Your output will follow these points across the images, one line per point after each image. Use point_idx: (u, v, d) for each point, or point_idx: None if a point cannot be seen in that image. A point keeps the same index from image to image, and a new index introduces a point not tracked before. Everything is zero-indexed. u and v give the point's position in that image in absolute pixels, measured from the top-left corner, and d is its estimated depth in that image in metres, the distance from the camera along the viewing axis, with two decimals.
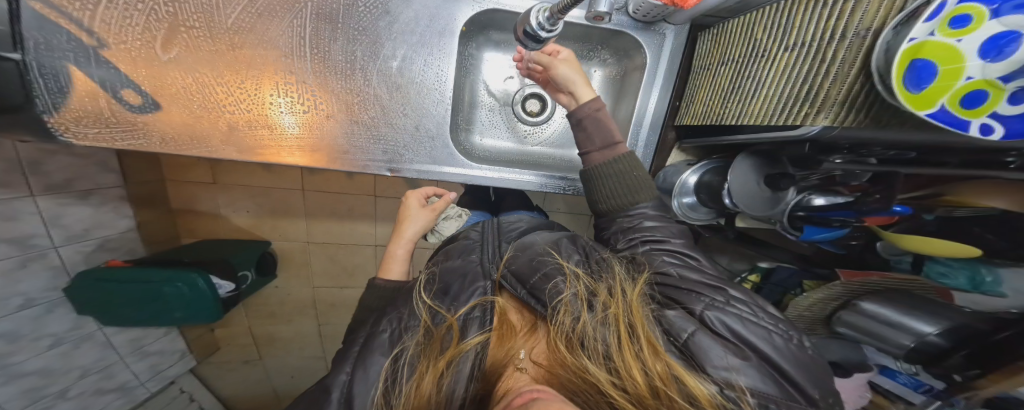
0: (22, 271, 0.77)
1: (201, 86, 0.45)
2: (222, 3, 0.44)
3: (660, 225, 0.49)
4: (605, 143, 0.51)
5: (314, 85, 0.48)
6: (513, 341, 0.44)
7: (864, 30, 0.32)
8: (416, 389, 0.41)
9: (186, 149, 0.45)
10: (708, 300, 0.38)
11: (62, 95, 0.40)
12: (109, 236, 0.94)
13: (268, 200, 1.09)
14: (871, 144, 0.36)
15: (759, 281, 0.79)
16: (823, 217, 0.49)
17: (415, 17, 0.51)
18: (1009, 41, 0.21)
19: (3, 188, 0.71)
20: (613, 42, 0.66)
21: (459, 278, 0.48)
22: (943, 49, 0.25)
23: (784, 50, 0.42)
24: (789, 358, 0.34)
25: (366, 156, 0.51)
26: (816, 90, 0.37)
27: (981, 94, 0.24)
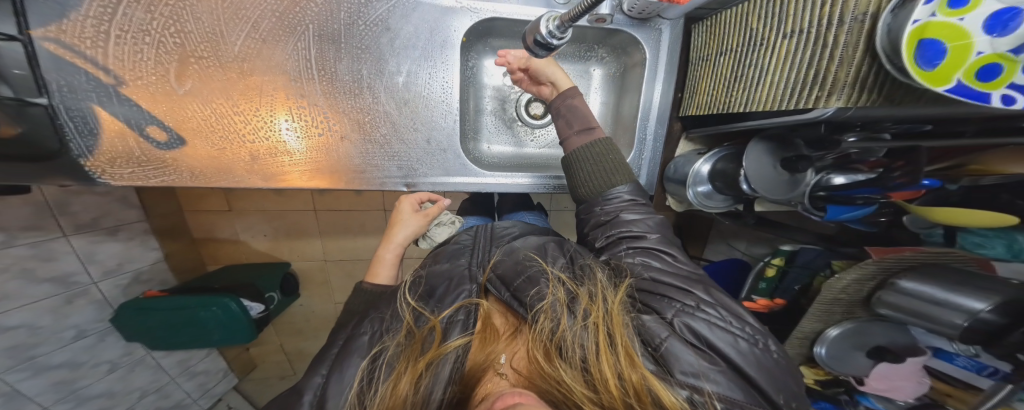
0: (69, 307, 0.84)
1: (220, 117, 0.46)
2: (227, 30, 0.44)
3: (639, 219, 0.48)
4: (581, 127, 0.55)
5: (324, 108, 0.49)
6: (494, 343, 0.45)
7: (862, 15, 0.33)
8: (389, 394, 0.42)
9: (216, 181, 0.47)
10: (682, 305, 0.40)
11: (93, 137, 0.42)
12: (141, 268, 1.00)
13: (283, 224, 1.12)
14: (885, 119, 0.37)
15: (783, 264, 0.78)
16: (846, 196, 0.47)
17: (415, 32, 0.51)
18: (1013, 15, 0.23)
19: (36, 231, 0.76)
20: (609, 41, 0.67)
21: (449, 280, 0.50)
22: (947, 27, 0.26)
23: (783, 38, 0.42)
24: (750, 362, 0.36)
25: (383, 173, 0.53)
26: (823, 73, 0.37)
27: (995, 67, 0.24)
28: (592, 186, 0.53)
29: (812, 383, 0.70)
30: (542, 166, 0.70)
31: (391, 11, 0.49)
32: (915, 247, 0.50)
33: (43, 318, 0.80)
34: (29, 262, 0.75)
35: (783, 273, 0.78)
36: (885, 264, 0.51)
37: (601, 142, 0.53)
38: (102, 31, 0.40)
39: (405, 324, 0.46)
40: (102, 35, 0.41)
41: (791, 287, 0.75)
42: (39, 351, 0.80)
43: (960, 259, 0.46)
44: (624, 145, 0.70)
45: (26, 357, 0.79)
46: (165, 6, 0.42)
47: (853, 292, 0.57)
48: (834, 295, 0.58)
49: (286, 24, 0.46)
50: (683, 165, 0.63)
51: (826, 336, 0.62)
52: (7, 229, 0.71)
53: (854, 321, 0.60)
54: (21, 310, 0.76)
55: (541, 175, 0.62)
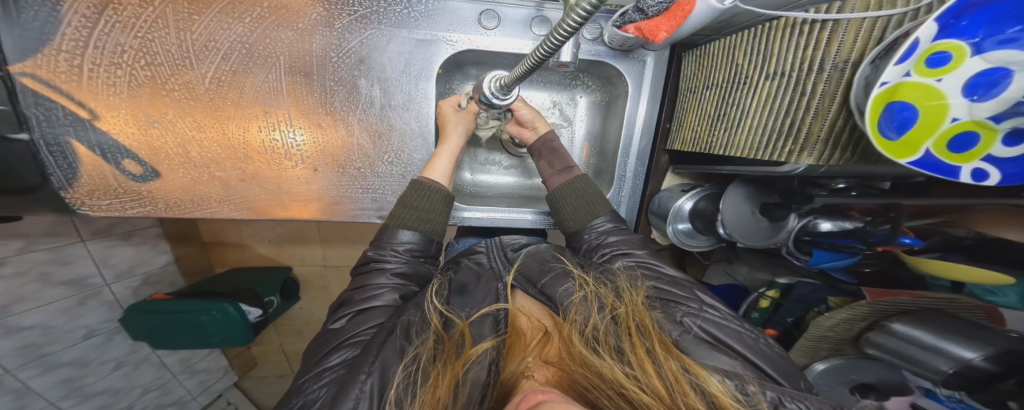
0: (81, 308, 0.88)
1: (190, 147, 0.47)
2: (198, 60, 0.45)
3: (622, 238, 0.52)
4: (561, 167, 0.58)
5: (306, 136, 0.50)
6: (524, 350, 0.41)
7: (842, 63, 0.31)
8: (430, 397, 0.37)
9: (188, 212, 0.48)
10: (687, 307, 0.41)
11: (72, 171, 0.44)
12: (151, 270, 1.02)
13: (287, 230, 1.14)
14: (857, 174, 0.35)
15: (779, 297, 0.73)
16: (831, 243, 0.45)
17: (391, 62, 0.51)
18: (998, 78, 0.20)
19: (55, 237, 0.80)
20: (593, 70, 0.66)
21: (477, 279, 0.50)
22: (920, 89, 0.23)
23: (764, 80, 0.40)
24: (762, 356, 0.36)
25: (357, 205, 0.53)
26: (798, 125, 0.35)
27: (970, 135, 0.22)
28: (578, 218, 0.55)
29: None
30: (539, 196, 0.74)
31: (364, 43, 0.49)
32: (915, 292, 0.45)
33: (55, 319, 0.84)
34: (46, 266, 0.80)
35: (777, 305, 0.74)
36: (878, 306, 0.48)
37: (582, 178, 0.57)
38: (75, 65, 0.42)
39: (433, 329, 0.42)
40: (75, 69, 0.42)
41: (785, 319, 0.70)
42: (48, 350, 0.84)
43: (963, 307, 0.41)
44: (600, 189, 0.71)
45: (37, 355, 0.83)
46: (134, 37, 0.43)
47: (843, 331, 0.54)
48: (822, 333, 0.55)
49: (255, 56, 0.46)
50: (665, 199, 0.62)
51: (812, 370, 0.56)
52: (28, 236, 0.76)
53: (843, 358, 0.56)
54: (36, 311, 0.80)
55: (542, 211, 0.68)
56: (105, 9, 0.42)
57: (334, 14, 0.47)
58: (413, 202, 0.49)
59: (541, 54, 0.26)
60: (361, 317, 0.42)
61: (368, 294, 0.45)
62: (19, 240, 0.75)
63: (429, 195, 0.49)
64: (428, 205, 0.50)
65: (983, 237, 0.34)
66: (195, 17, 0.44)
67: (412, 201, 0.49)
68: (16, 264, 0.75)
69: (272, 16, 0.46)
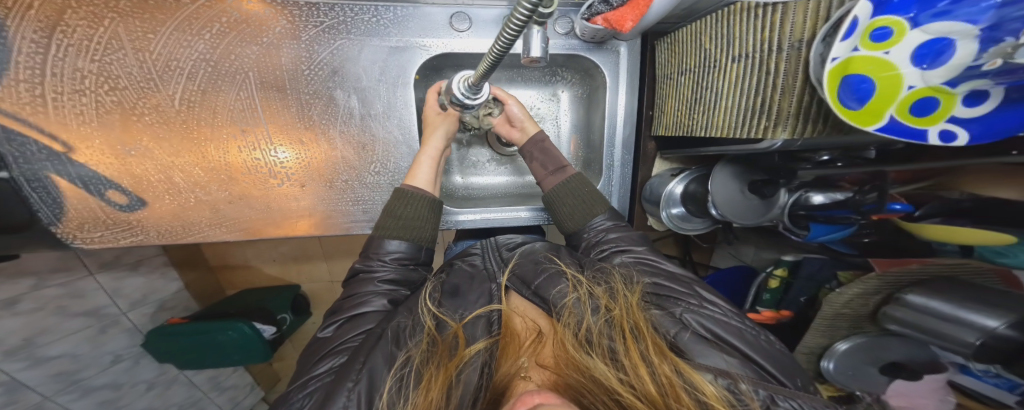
0: (103, 336, 0.90)
1: (169, 172, 0.47)
2: (162, 82, 0.45)
3: (622, 235, 0.52)
4: (555, 168, 0.57)
5: (290, 152, 0.50)
6: (518, 353, 0.41)
7: (797, 42, 0.31)
8: (422, 398, 0.38)
9: (181, 237, 0.49)
10: (687, 304, 0.41)
11: (57, 204, 0.45)
12: (164, 297, 1.03)
13: (290, 248, 1.15)
14: (840, 144, 0.34)
15: (786, 275, 0.73)
16: (827, 216, 0.44)
17: (365, 71, 0.50)
18: (942, 46, 0.21)
19: (64, 272, 0.80)
20: (571, 64, 0.66)
21: (469, 282, 0.49)
22: (872, 62, 0.24)
23: (729, 61, 0.40)
24: (763, 352, 0.36)
25: (348, 218, 0.53)
26: (770, 104, 0.35)
27: (930, 100, 0.23)
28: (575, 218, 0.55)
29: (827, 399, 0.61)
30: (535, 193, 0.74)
31: (335, 54, 0.49)
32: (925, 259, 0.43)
33: (82, 347, 0.86)
34: (62, 300, 0.80)
35: (786, 284, 0.74)
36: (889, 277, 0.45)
37: (576, 177, 0.56)
38: (37, 95, 0.42)
39: (426, 331, 0.42)
40: (39, 99, 0.42)
41: (797, 298, 0.69)
42: (82, 375, 0.88)
43: (976, 271, 0.38)
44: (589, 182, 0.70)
45: (72, 380, 0.86)
46: (90, 61, 0.43)
47: (858, 306, 0.50)
48: (837, 310, 0.52)
49: (221, 73, 0.46)
50: (657, 185, 0.61)
51: (834, 351, 0.55)
52: (37, 273, 0.75)
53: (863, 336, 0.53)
54: (59, 342, 0.81)
55: (540, 207, 0.67)
56: (54, 31, 0.41)
57: (298, 25, 0.47)
58: (398, 210, 0.49)
59: (500, 47, 0.25)
60: (350, 324, 0.43)
61: (358, 301, 0.45)
62: (30, 278, 0.75)
63: (413, 202, 0.50)
64: (414, 214, 0.50)
65: (980, 198, 0.33)
66: (151, 36, 0.44)
67: (395, 210, 0.49)
68: (30, 301, 0.75)
69: (233, 31, 0.45)
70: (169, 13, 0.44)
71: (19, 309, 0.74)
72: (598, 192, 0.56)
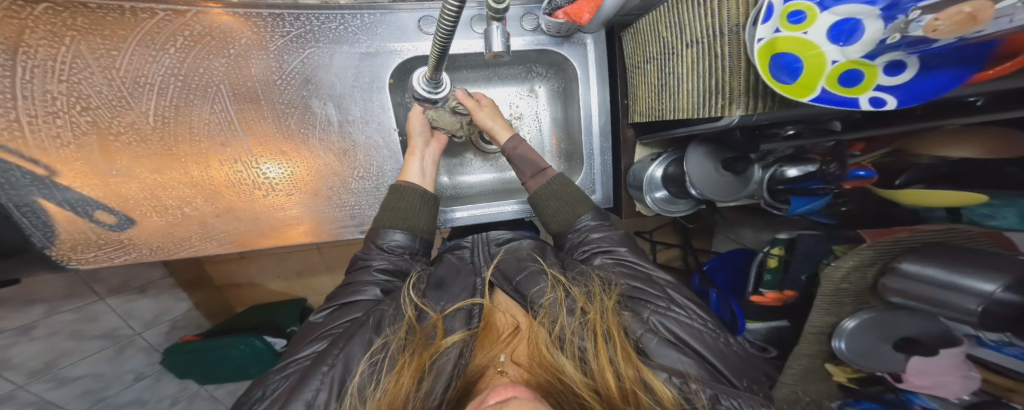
0: (122, 355, 0.93)
1: (153, 191, 0.48)
2: (134, 101, 0.46)
3: (605, 234, 0.52)
4: (534, 171, 0.56)
5: (279, 167, 0.51)
6: (494, 344, 0.45)
7: (735, 27, 0.35)
8: (394, 384, 0.41)
9: (174, 252, 0.49)
10: (655, 306, 0.44)
11: (48, 227, 0.44)
12: (176, 316, 1.06)
13: (293, 263, 1.16)
14: (791, 115, 0.35)
15: (784, 254, 0.73)
16: (802, 189, 0.45)
17: (339, 78, 0.52)
18: (852, 25, 0.25)
19: (74, 298, 0.80)
20: (543, 59, 0.66)
21: (455, 275, 0.50)
22: (795, 41, 0.28)
23: (687, 46, 0.43)
24: (718, 354, 0.40)
25: (338, 224, 0.54)
26: (723, 83, 0.38)
27: (855, 72, 0.26)
28: (560, 220, 0.55)
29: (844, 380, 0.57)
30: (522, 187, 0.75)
31: (305, 63, 0.50)
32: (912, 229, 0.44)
33: (101, 366, 0.89)
34: (76, 325, 0.81)
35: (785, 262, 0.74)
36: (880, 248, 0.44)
37: (558, 179, 0.56)
38: (12, 119, 0.41)
39: (406, 319, 0.44)
40: (14, 124, 0.41)
41: (797, 277, 0.70)
42: (108, 392, 0.93)
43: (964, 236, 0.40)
44: (573, 174, 0.71)
45: (100, 398, 0.92)
46: (58, 82, 0.43)
47: (857, 280, 0.48)
48: (835, 285, 0.49)
49: (192, 87, 0.47)
50: (639, 170, 0.61)
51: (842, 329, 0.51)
52: (47, 300, 0.76)
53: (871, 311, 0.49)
54: (80, 363, 0.85)
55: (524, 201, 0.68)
56: (16, 53, 0.41)
57: (265, 36, 0.48)
58: (392, 202, 0.52)
59: (444, 33, 0.28)
60: (339, 311, 0.45)
61: (353, 289, 0.47)
62: (41, 305, 0.75)
63: (407, 196, 0.52)
64: (406, 204, 0.52)
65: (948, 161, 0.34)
66: (114, 52, 0.44)
67: (389, 201, 0.52)
68: (44, 328, 0.76)
69: (198, 43, 0.46)
70: (130, 28, 0.44)
71: (35, 335, 0.75)
72: (582, 194, 0.56)
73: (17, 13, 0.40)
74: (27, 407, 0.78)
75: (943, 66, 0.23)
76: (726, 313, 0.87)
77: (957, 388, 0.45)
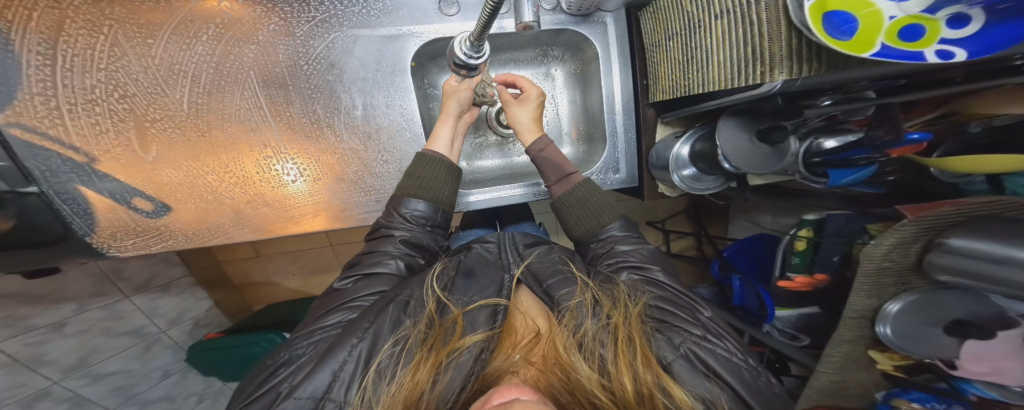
0: (149, 353, 0.96)
1: (191, 178, 0.49)
2: (169, 88, 0.47)
3: (634, 249, 0.52)
4: (559, 176, 0.56)
5: (307, 159, 0.52)
6: (514, 346, 0.42)
7: None
8: (410, 380, 0.40)
9: (207, 240, 0.50)
10: (690, 335, 0.42)
11: (90, 216, 0.46)
12: (198, 315, 1.07)
13: (309, 260, 1.18)
14: (831, 81, 0.34)
15: (812, 235, 0.72)
16: (842, 160, 0.43)
17: (361, 64, 0.52)
18: None
19: (102, 297, 0.82)
20: (560, 41, 0.66)
21: (484, 265, 0.53)
22: None
23: (716, 17, 0.42)
24: (754, 392, 0.38)
25: (363, 209, 0.55)
26: (761, 50, 0.36)
27: (916, 27, 0.25)
28: (583, 229, 0.55)
29: (889, 368, 0.62)
30: (530, 173, 0.74)
31: (330, 47, 0.50)
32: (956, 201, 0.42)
33: (132, 364, 0.92)
34: (104, 322, 0.84)
35: (814, 244, 0.72)
36: (924, 222, 0.42)
37: (583, 186, 0.55)
38: (53, 108, 0.43)
39: (427, 313, 0.45)
40: (55, 112, 0.43)
41: (829, 259, 0.69)
42: (138, 389, 0.96)
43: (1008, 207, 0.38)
44: (592, 157, 0.70)
45: (130, 394, 0.95)
46: (97, 71, 0.44)
47: (901, 258, 0.48)
48: (879, 265, 0.49)
49: (225, 73, 0.47)
50: (662, 150, 0.60)
51: (885, 313, 0.53)
52: (78, 298, 0.78)
53: (915, 292, 0.51)
54: (111, 360, 0.87)
55: (536, 183, 0.68)
56: (57, 42, 0.42)
57: (291, 21, 0.48)
58: (416, 171, 0.52)
59: (490, 7, 0.29)
60: (364, 283, 0.46)
61: (375, 259, 0.48)
62: (71, 303, 0.77)
63: (431, 165, 0.52)
64: (431, 174, 0.52)
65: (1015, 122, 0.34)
66: (149, 41, 0.45)
67: (414, 170, 0.51)
68: (76, 324, 0.79)
69: (229, 31, 0.47)
70: (164, 16, 0.45)
71: (67, 332, 0.78)
72: (608, 204, 0.55)
73: (57, 2, 0.41)
74: (62, 403, 0.82)
75: (1013, 19, 0.21)
76: (752, 300, 0.85)
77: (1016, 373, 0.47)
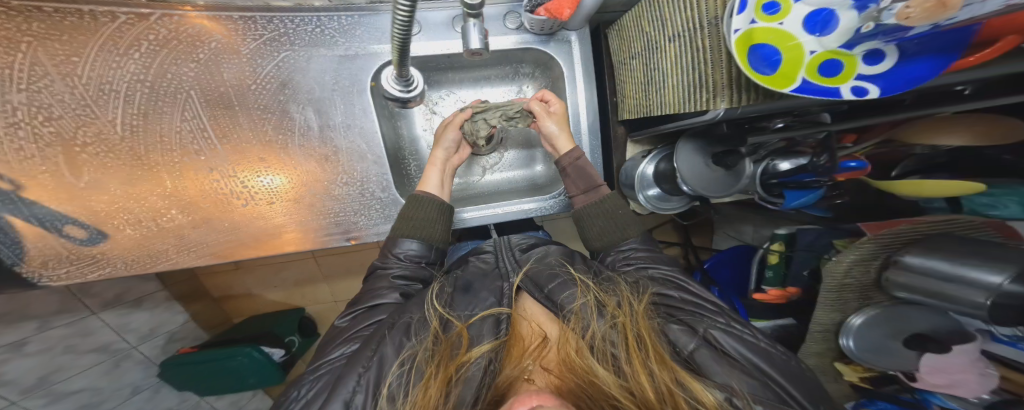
0: (119, 369, 0.91)
1: (126, 202, 0.46)
2: (100, 109, 0.44)
3: (649, 255, 0.53)
4: (587, 187, 0.57)
5: (273, 179, 0.51)
6: (522, 355, 0.42)
7: (713, 19, 0.34)
8: (422, 396, 0.39)
9: (150, 266, 0.48)
10: (713, 321, 0.42)
11: (18, 246, 0.43)
12: (173, 329, 1.03)
13: (292, 272, 1.15)
14: (771, 107, 0.34)
15: (784, 249, 0.73)
16: (795, 182, 0.47)
17: (316, 84, 0.50)
18: (825, 15, 0.25)
19: (66, 314, 0.78)
20: (528, 57, 0.64)
21: (480, 279, 0.50)
22: (772, 32, 0.28)
23: (667, 40, 0.42)
24: (784, 372, 0.38)
25: (324, 232, 0.53)
26: (705, 76, 0.37)
27: (834, 62, 0.26)
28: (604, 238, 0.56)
29: (857, 380, 0.62)
30: (540, 184, 0.73)
31: (281, 67, 0.49)
32: (914, 221, 0.46)
33: (99, 382, 0.88)
34: (70, 339, 0.79)
35: (786, 258, 0.74)
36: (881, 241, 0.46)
37: (610, 198, 0.56)
38: None
39: (431, 331, 0.43)
40: None
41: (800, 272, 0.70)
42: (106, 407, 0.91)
43: (968, 226, 0.43)
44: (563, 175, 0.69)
45: None
46: (20, 91, 0.41)
47: (859, 275, 0.51)
48: (839, 281, 0.51)
49: (161, 93, 0.46)
50: (630, 168, 0.60)
51: (849, 327, 0.55)
52: (40, 317, 0.74)
53: (878, 307, 0.53)
54: (77, 377, 0.83)
55: (546, 198, 0.67)
56: None
57: (237, 40, 0.47)
58: (411, 212, 0.53)
59: (400, 30, 0.29)
60: (365, 314, 0.46)
61: (375, 292, 0.48)
62: (33, 321, 0.73)
63: (424, 205, 0.54)
64: (423, 213, 0.53)
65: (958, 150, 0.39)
66: (74, 59, 0.42)
67: (409, 211, 0.52)
68: (38, 343, 0.74)
69: (166, 48, 0.45)
70: (90, 33, 0.42)
71: (28, 351, 0.73)
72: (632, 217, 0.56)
73: None
74: None
75: (925, 55, 0.23)
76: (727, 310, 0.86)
77: (974, 385, 0.48)
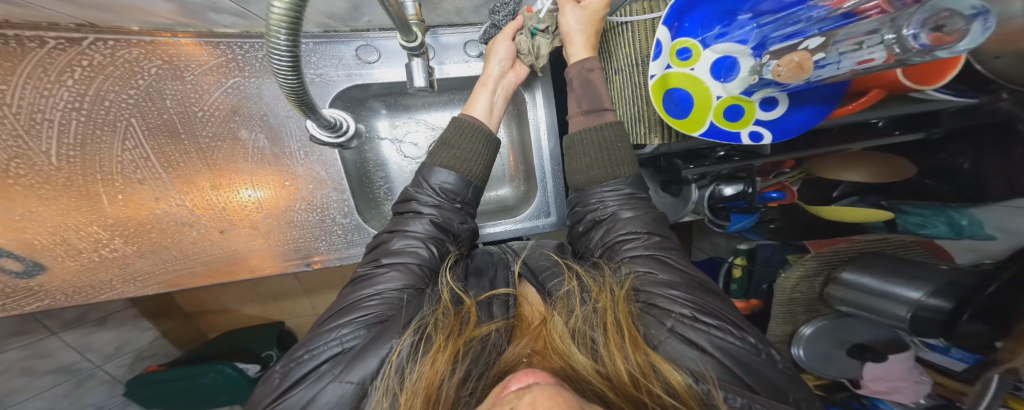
0: (80, 389, 0.88)
1: (66, 233, 0.46)
2: (33, 140, 0.43)
3: (638, 215, 0.42)
4: (589, 107, 0.44)
5: (254, 193, 0.52)
6: (525, 334, 0.42)
7: (643, 59, 0.38)
8: (428, 372, 0.36)
9: (95, 297, 0.47)
10: (677, 316, 0.35)
11: None
12: (141, 346, 0.98)
13: (269, 287, 1.10)
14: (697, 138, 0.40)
15: (746, 264, 0.75)
16: (737, 207, 0.52)
17: (270, 109, 0.51)
18: (727, 63, 0.32)
19: (24, 335, 0.74)
20: None
21: (492, 264, 0.51)
22: (686, 77, 0.34)
23: (614, 74, 0.45)
24: (750, 368, 0.33)
25: (284, 257, 0.53)
26: (642, 110, 0.41)
27: (737, 108, 0.34)
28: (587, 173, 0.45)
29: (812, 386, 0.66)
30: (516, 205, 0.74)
31: (229, 94, 0.49)
32: (849, 238, 0.53)
33: (58, 402, 0.85)
34: (26, 361, 0.76)
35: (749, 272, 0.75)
36: (823, 257, 0.52)
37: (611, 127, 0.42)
38: None
39: (444, 297, 0.41)
40: None
41: (760, 286, 0.73)
42: None
43: (901, 244, 0.48)
44: (530, 197, 0.70)
45: None
46: None
47: (806, 289, 0.56)
48: (789, 295, 0.57)
49: (99, 124, 0.45)
50: None
51: (800, 336, 0.60)
52: None
53: (824, 318, 0.59)
54: (33, 400, 0.81)
55: (518, 220, 0.68)
56: None
57: (181, 64, 0.47)
58: (455, 141, 0.46)
59: (291, 87, 0.29)
60: (393, 272, 0.40)
61: (399, 242, 0.43)
62: None
63: (472, 132, 0.46)
64: (469, 144, 0.46)
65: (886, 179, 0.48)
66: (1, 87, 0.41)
67: (451, 138, 0.46)
68: None
69: (99, 74, 0.44)
70: (16, 59, 0.41)
71: None
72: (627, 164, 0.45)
73: None
74: None
75: (808, 105, 0.32)
76: None
77: (910, 392, 0.52)
